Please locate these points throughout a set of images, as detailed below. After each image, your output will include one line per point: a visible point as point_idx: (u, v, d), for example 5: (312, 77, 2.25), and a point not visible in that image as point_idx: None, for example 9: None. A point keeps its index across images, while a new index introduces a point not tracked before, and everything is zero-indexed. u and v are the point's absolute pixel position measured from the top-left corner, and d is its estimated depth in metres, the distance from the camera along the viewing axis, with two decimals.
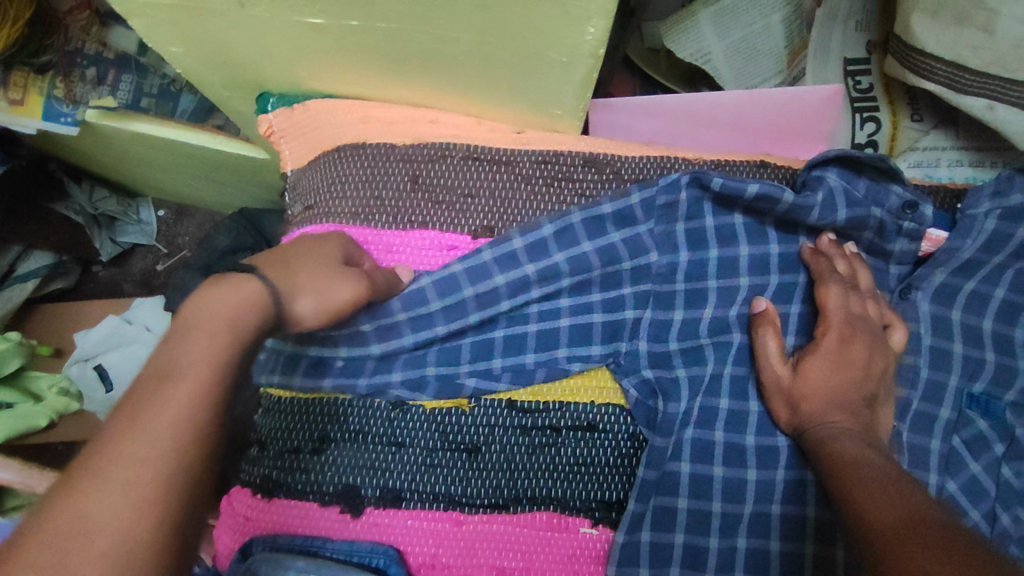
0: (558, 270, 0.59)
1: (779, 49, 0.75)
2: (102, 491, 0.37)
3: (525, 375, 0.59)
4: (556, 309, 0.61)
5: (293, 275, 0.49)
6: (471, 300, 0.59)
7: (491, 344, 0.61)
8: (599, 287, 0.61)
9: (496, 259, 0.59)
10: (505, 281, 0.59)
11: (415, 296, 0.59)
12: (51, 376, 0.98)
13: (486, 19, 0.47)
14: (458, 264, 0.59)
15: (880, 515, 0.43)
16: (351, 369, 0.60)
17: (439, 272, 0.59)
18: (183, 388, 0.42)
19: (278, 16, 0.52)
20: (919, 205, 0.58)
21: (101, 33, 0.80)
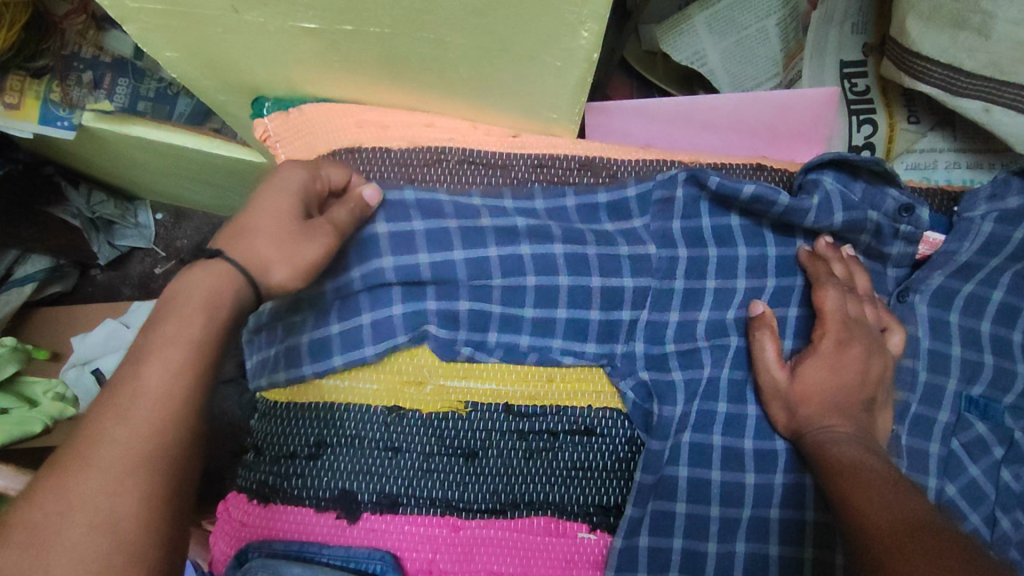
0: (550, 232, 0.59)
1: (775, 52, 0.75)
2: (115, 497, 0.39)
3: (518, 355, 0.59)
4: (555, 288, 0.59)
5: (251, 245, 0.49)
6: (455, 233, 0.58)
7: (489, 316, 0.59)
8: (597, 270, 0.59)
9: (491, 221, 0.59)
10: (491, 223, 0.59)
11: (404, 240, 0.58)
12: (47, 381, 0.96)
13: (482, 25, 0.47)
14: (443, 194, 0.60)
15: (877, 520, 0.43)
16: (352, 340, 0.58)
17: (432, 220, 0.58)
18: (157, 385, 0.43)
19: (273, 22, 0.52)
20: (915, 208, 0.58)
21: (98, 37, 0.81)
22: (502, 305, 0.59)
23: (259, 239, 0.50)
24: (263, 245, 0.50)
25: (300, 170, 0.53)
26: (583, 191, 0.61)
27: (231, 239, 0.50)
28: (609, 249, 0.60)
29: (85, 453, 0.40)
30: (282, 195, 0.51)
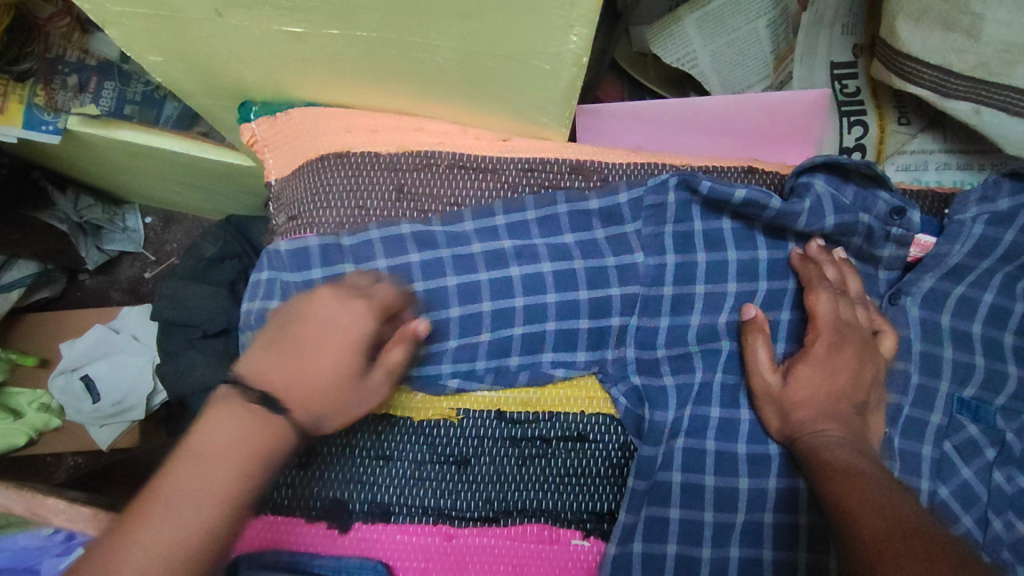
0: (536, 252, 0.59)
1: (766, 54, 0.75)
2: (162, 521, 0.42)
3: (507, 377, 0.59)
4: (543, 306, 0.59)
5: (308, 399, 0.47)
6: (448, 262, 0.59)
7: (475, 346, 0.58)
8: (584, 282, 0.59)
9: (481, 243, 0.59)
10: (482, 250, 0.59)
11: (401, 270, 0.59)
12: (31, 391, 1.00)
13: (469, 29, 0.47)
14: (438, 223, 0.60)
15: (872, 527, 0.43)
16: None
17: (428, 249, 0.59)
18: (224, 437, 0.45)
19: (258, 26, 0.51)
20: (906, 211, 0.58)
21: (83, 40, 0.79)
22: (491, 333, 0.58)
23: (315, 389, 0.47)
24: (317, 401, 0.48)
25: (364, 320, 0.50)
26: (575, 197, 0.60)
27: (284, 384, 0.47)
28: (595, 259, 0.59)
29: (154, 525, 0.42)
30: (343, 348, 0.49)
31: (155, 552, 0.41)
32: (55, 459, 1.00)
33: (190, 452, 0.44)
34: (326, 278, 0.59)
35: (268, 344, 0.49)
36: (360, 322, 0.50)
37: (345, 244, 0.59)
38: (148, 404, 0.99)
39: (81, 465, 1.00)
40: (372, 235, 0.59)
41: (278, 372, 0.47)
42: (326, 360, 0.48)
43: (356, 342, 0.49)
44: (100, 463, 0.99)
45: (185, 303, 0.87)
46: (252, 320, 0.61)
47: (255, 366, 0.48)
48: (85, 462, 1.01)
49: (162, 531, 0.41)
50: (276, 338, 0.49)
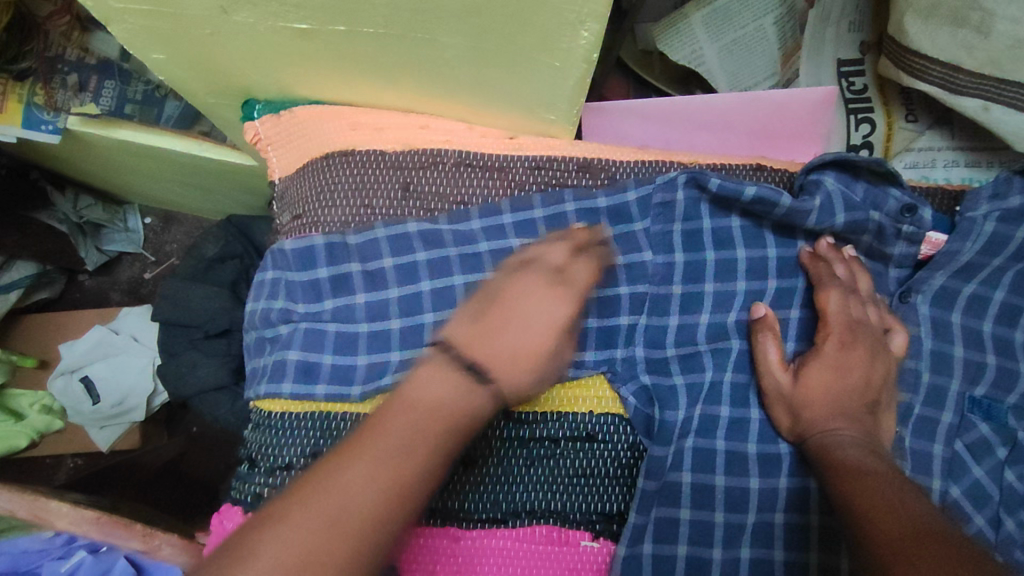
0: None
1: (773, 50, 0.74)
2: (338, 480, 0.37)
3: None
4: None
5: (524, 370, 0.45)
6: (455, 260, 0.59)
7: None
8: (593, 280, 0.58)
9: (488, 243, 0.59)
10: (489, 248, 0.59)
11: (407, 270, 0.59)
12: (31, 393, 0.96)
13: (478, 24, 0.46)
14: (446, 222, 0.59)
15: (883, 527, 0.42)
16: (347, 346, 0.59)
17: (435, 249, 0.59)
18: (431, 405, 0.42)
19: (263, 22, 0.51)
20: (917, 209, 0.58)
21: (83, 39, 0.78)
22: None
23: (529, 360, 0.45)
24: (528, 374, 0.46)
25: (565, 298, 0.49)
26: (583, 196, 0.59)
27: (500, 351, 0.44)
28: None
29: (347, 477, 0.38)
30: (553, 323, 0.48)
31: (343, 507, 0.36)
32: (55, 460, 1.01)
33: (403, 405, 0.41)
34: (333, 278, 0.59)
35: (472, 314, 0.47)
36: (566, 298, 0.49)
37: (351, 242, 0.59)
38: (149, 405, 0.98)
39: (81, 466, 1.01)
40: (378, 233, 0.59)
41: (499, 340, 0.45)
42: (543, 335, 0.47)
43: (566, 324, 0.49)
44: (102, 464, 1.00)
45: (187, 303, 0.87)
46: (257, 320, 0.62)
47: (457, 335, 0.45)
48: (86, 463, 1.01)
49: (357, 484, 0.37)
50: (481, 310, 0.47)
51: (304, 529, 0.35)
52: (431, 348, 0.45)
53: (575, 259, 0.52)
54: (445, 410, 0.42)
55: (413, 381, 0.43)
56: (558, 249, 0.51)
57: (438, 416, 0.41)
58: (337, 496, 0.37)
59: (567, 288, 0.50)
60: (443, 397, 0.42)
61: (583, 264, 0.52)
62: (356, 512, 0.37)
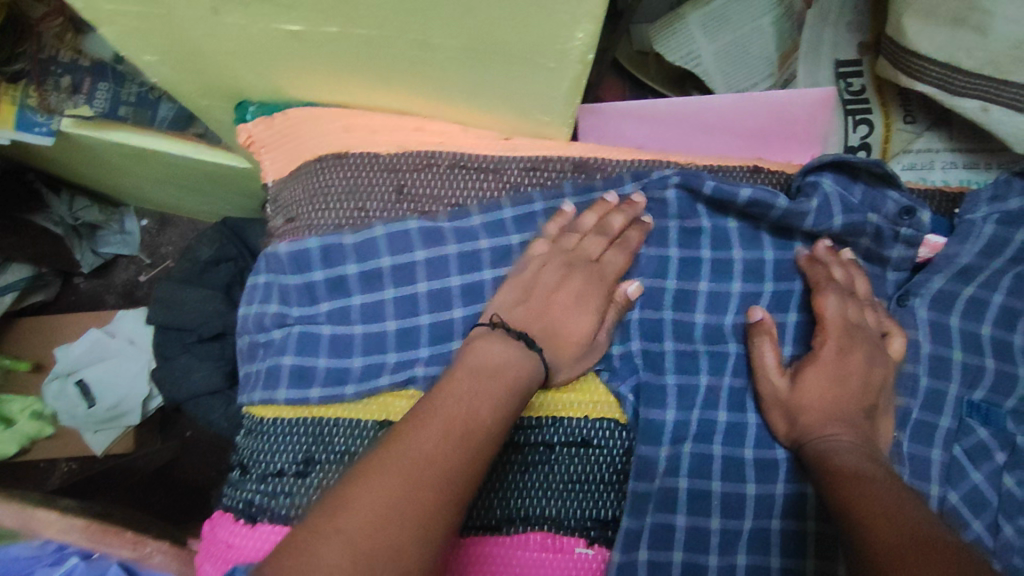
0: None
1: (771, 52, 0.73)
2: (420, 433, 0.43)
3: None
4: None
5: (561, 350, 0.54)
6: (453, 260, 0.58)
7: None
8: None
9: (489, 241, 0.58)
10: (488, 245, 0.58)
11: (403, 270, 0.58)
12: (23, 399, 0.97)
13: (471, 25, 0.46)
14: (445, 220, 0.59)
15: (881, 536, 0.41)
16: (342, 349, 0.58)
17: (433, 248, 0.58)
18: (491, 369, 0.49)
19: (254, 24, 0.50)
20: (916, 211, 0.57)
21: (76, 41, 0.76)
22: None
23: (564, 341, 0.54)
24: (569, 350, 0.55)
25: (602, 286, 0.56)
26: (582, 186, 0.59)
27: (543, 329, 0.54)
28: None
29: (424, 428, 0.44)
30: (588, 310, 0.55)
31: (422, 451, 0.42)
32: (49, 463, 0.98)
33: (467, 371, 0.49)
34: (328, 280, 0.58)
35: (519, 296, 0.55)
36: (600, 290, 0.56)
37: (348, 242, 0.58)
38: (143, 408, 0.97)
39: (76, 470, 0.99)
40: (377, 232, 0.58)
41: (541, 322, 0.54)
42: (576, 321, 0.55)
43: (599, 306, 0.56)
44: (97, 469, 0.98)
45: (182, 307, 0.86)
46: (250, 325, 0.61)
47: (507, 315, 0.54)
48: (80, 467, 0.99)
49: (433, 433, 0.43)
50: (523, 293, 0.55)
51: (395, 465, 0.40)
52: (485, 324, 0.53)
53: (629, 225, 0.58)
54: (504, 373, 0.49)
55: (475, 353, 0.51)
56: (617, 215, 0.57)
57: (492, 378, 0.48)
58: (420, 440, 0.43)
59: (600, 279, 0.56)
60: (502, 363, 0.50)
61: (636, 229, 0.58)
62: (437, 451, 0.42)
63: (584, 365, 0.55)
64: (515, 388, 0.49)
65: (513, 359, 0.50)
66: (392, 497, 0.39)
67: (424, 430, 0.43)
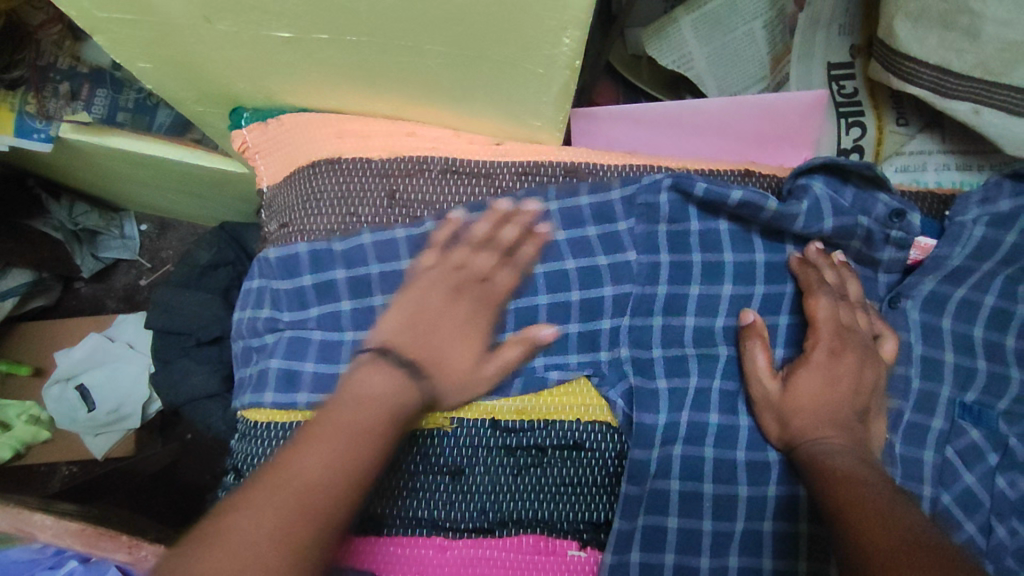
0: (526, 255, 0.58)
1: (762, 54, 0.73)
2: (297, 465, 0.43)
3: (501, 387, 0.57)
4: (534, 308, 0.58)
5: (443, 376, 0.52)
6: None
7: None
8: (578, 285, 0.58)
9: None
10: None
11: (393, 276, 0.58)
12: (20, 403, 0.98)
13: (460, 32, 0.46)
14: (431, 223, 0.59)
15: (875, 536, 0.42)
16: (330, 355, 0.58)
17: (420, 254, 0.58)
18: (373, 392, 0.48)
19: (246, 31, 0.50)
20: (906, 214, 0.57)
21: (75, 48, 0.78)
22: None
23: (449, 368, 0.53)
24: (451, 378, 0.53)
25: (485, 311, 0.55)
26: (566, 189, 0.59)
27: (424, 353, 0.52)
28: (587, 259, 0.58)
29: (302, 463, 0.43)
30: (476, 335, 0.54)
31: (297, 484, 0.41)
32: (49, 468, 0.99)
33: (351, 392, 0.48)
34: (317, 285, 0.59)
35: (401, 316, 0.53)
36: (487, 313, 0.55)
37: (336, 249, 0.59)
38: (144, 412, 0.98)
39: (76, 474, 0.99)
40: (364, 239, 0.58)
41: (424, 349, 0.52)
42: (462, 347, 0.53)
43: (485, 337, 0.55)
44: (97, 472, 0.97)
45: (180, 311, 0.86)
46: (245, 330, 0.62)
47: (392, 338, 0.52)
48: (81, 471, 0.99)
49: (312, 462, 0.43)
50: (412, 313, 0.53)
51: (261, 508, 0.40)
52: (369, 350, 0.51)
53: (523, 238, 0.57)
54: (381, 401, 0.48)
55: (358, 373, 0.49)
56: (512, 227, 0.57)
57: (367, 409, 0.47)
58: (298, 469, 0.42)
59: (487, 301, 0.55)
60: (385, 390, 0.48)
61: (532, 242, 0.58)
62: (308, 486, 0.42)
63: (471, 391, 0.54)
64: (389, 415, 0.47)
65: (394, 384, 0.49)
66: (259, 541, 0.38)
67: (302, 462, 0.43)
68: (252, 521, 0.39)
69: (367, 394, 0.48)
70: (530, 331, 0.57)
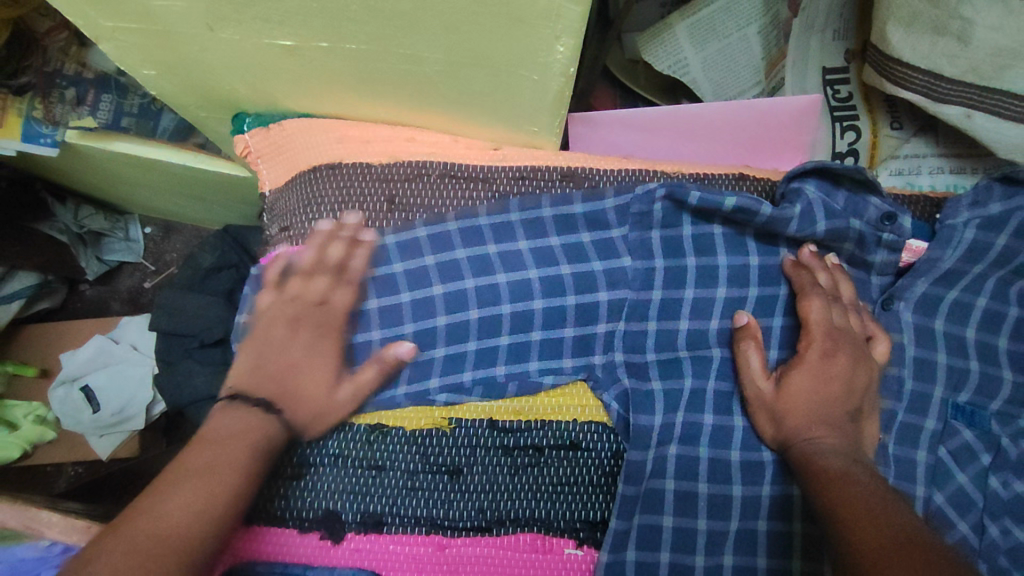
0: (523, 259, 0.59)
1: (757, 60, 0.75)
2: (157, 509, 0.45)
3: (496, 388, 0.59)
4: (530, 313, 0.59)
5: (298, 411, 0.55)
6: (434, 270, 0.59)
7: (463, 355, 0.59)
8: (573, 289, 0.59)
9: (466, 251, 0.59)
10: (466, 255, 0.59)
11: (387, 280, 0.59)
12: (27, 404, 0.99)
13: (457, 40, 0.47)
14: (421, 227, 0.60)
15: (864, 533, 0.43)
16: None
17: (411, 259, 0.59)
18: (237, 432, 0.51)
19: (248, 39, 0.52)
20: (897, 217, 0.58)
21: (81, 53, 0.80)
22: (478, 341, 0.59)
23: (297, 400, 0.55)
24: (307, 410, 0.55)
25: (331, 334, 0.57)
26: (560, 199, 0.60)
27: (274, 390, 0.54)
28: (583, 263, 0.59)
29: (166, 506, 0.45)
30: (320, 358, 0.56)
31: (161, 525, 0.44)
32: (55, 468, 1.00)
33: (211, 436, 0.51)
34: None
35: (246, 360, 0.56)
36: (330, 336, 0.57)
37: None
38: (148, 413, 0.99)
39: (82, 475, 1.00)
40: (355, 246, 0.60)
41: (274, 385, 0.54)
42: (312, 374, 0.55)
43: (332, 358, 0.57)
44: (102, 474, 0.99)
45: (182, 313, 0.88)
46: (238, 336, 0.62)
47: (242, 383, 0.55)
48: (86, 471, 1.01)
49: (174, 505, 0.45)
50: (256, 356, 0.55)
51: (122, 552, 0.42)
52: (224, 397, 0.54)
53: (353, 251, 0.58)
54: (240, 438, 0.51)
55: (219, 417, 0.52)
56: (337, 245, 0.58)
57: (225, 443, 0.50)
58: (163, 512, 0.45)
59: (328, 324, 0.57)
60: (244, 429, 0.51)
61: (362, 251, 0.59)
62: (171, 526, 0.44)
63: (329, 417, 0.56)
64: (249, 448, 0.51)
65: (253, 422, 0.52)
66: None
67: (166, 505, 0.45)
68: (113, 560, 0.41)
69: (224, 435, 0.51)
70: (389, 352, 0.57)
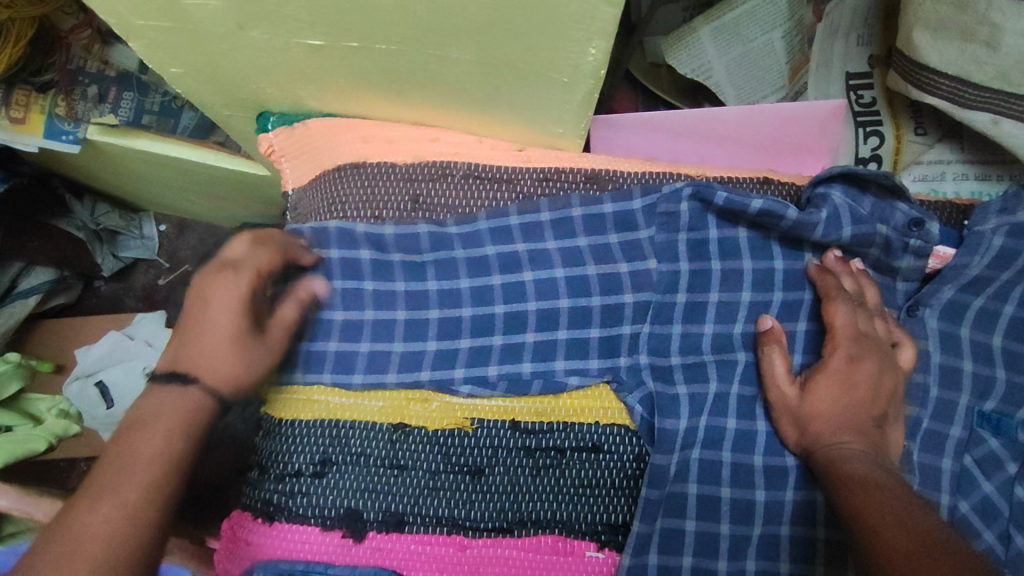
0: (550, 257, 0.59)
1: (780, 64, 0.74)
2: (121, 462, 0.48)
3: (521, 385, 0.58)
4: (555, 312, 0.59)
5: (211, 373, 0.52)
6: (462, 263, 0.60)
7: (489, 349, 0.59)
8: (598, 290, 0.59)
9: (494, 247, 0.60)
10: (494, 251, 0.60)
11: (414, 268, 0.60)
12: (49, 399, 0.96)
13: (488, 41, 0.47)
14: (453, 226, 0.60)
15: (890, 535, 0.43)
16: (351, 333, 0.60)
17: (441, 251, 0.60)
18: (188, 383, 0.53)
19: (278, 38, 0.52)
20: (925, 223, 0.58)
21: (103, 51, 0.79)
22: (504, 335, 0.59)
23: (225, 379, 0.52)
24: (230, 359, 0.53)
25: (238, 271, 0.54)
26: (590, 199, 0.60)
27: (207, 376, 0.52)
28: (608, 265, 0.59)
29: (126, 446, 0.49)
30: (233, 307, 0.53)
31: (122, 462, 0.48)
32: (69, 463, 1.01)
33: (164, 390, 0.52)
34: (342, 261, 0.60)
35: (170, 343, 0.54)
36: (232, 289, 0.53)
37: (361, 231, 0.60)
38: None
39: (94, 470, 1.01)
40: (388, 230, 0.60)
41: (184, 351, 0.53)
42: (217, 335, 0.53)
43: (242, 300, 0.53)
44: None
45: None
46: None
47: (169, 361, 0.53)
48: None
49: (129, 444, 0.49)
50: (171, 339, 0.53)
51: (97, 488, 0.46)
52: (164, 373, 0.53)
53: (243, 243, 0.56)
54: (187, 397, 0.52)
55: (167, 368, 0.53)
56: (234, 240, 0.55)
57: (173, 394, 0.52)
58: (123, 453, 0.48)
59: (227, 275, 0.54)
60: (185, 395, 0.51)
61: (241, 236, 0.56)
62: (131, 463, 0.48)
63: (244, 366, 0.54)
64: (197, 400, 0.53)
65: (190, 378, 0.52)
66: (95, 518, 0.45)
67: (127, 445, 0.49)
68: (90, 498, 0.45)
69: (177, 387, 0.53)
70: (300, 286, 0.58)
